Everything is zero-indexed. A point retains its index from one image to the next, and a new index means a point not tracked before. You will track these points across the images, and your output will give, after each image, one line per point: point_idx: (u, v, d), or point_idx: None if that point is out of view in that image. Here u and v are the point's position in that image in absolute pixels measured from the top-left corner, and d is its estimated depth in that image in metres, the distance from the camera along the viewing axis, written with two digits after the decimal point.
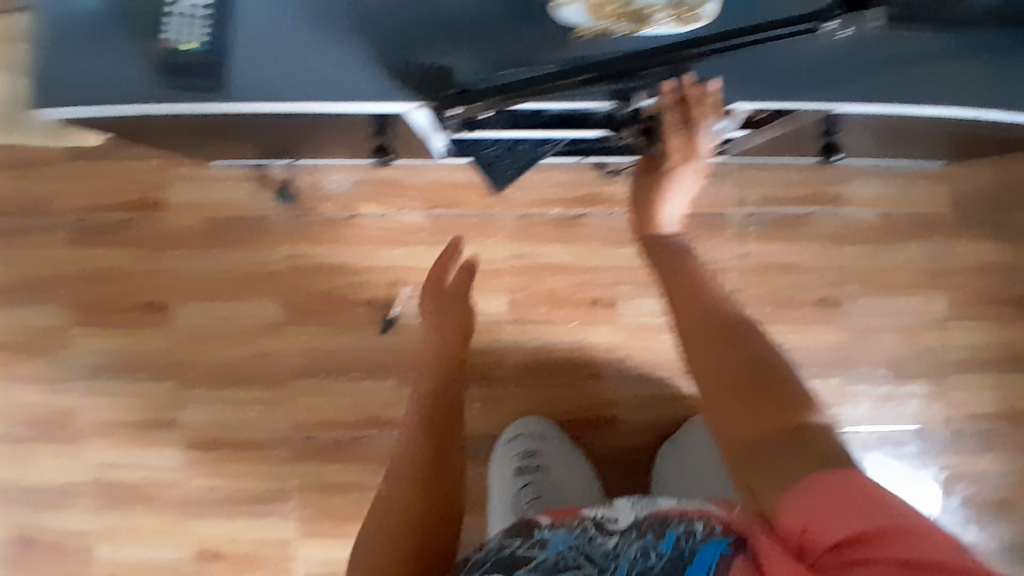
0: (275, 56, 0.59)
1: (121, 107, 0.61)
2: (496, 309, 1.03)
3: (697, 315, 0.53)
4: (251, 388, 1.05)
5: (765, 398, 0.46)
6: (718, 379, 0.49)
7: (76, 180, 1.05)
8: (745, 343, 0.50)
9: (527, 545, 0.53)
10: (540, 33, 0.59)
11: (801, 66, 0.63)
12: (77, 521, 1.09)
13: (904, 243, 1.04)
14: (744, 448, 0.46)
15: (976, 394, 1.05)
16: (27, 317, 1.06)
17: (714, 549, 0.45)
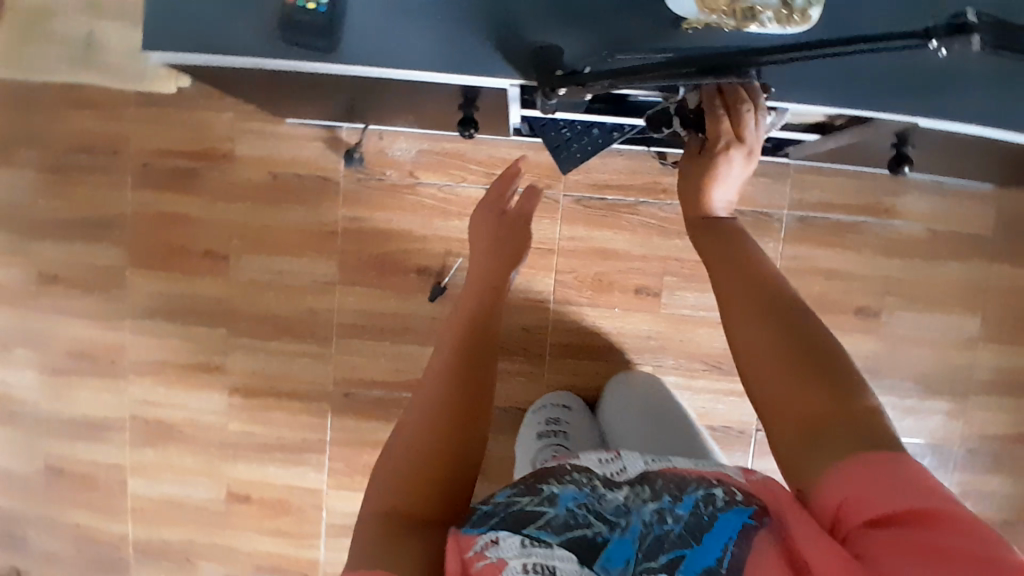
0: (389, 23, 0.63)
1: (237, 57, 0.64)
2: (543, 288, 1.05)
3: (750, 293, 0.51)
4: (298, 341, 1.08)
5: (826, 380, 0.44)
6: (765, 355, 0.47)
7: (147, 124, 1.08)
8: (801, 326, 0.48)
9: (536, 500, 0.50)
10: (642, 22, 0.62)
11: (882, 75, 0.64)
12: (115, 453, 1.14)
13: (947, 261, 1.06)
14: (801, 429, 0.44)
15: (997, 416, 1.08)
16: (88, 255, 1.10)
17: (736, 519, 0.43)
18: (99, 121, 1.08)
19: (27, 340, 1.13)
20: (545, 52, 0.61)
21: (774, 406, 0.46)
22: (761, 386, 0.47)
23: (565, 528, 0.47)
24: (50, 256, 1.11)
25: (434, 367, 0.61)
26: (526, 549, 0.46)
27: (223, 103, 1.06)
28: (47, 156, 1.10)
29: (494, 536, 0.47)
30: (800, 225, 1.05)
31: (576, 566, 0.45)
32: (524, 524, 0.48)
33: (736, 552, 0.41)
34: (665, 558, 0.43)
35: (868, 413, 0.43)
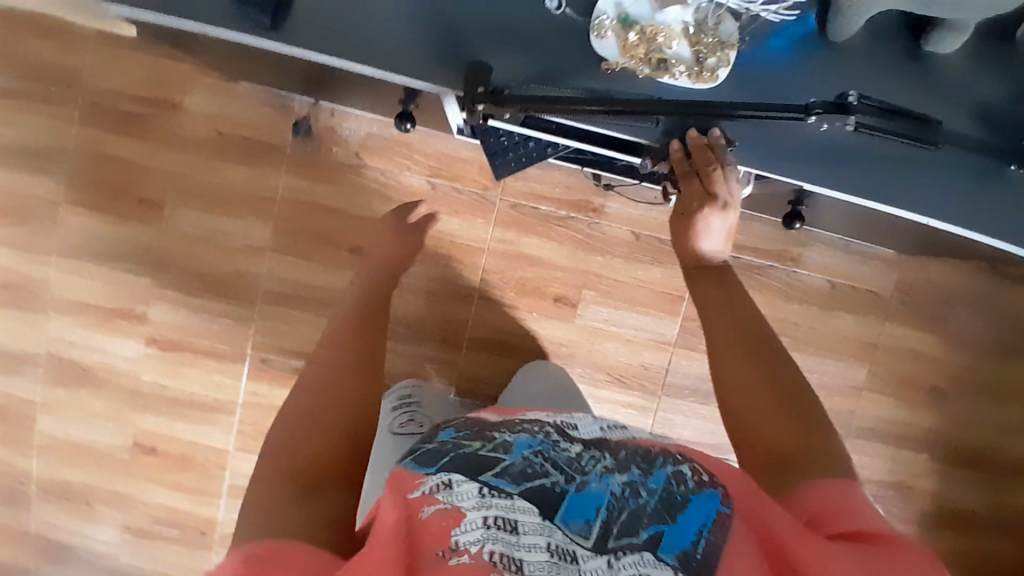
0: (338, 18, 0.67)
1: (184, 21, 0.67)
2: (469, 284, 1.10)
3: (737, 334, 0.58)
4: (222, 301, 1.10)
5: (796, 416, 0.54)
6: (755, 392, 0.55)
7: (101, 64, 1.08)
8: (784, 369, 0.56)
9: (490, 446, 0.53)
10: (571, 59, 0.67)
11: (780, 144, 0.73)
12: (23, 388, 1.14)
13: (844, 313, 1.15)
14: (776, 457, 0.53)
15: (869, 460, 1.18)
16: (23, 186, 1.10)
17: (708, 503, 0.48)
18: (51, 52, 1.07)
19: None
20: (472, 68, 0.65)
21: (754, 435, 0.54)
22: (742, 423, 0.55)
23: (525, 478, 0.49)
24: None
25: (329, 357, 0.60)
26: (484, 499, 0.47)
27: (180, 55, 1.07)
28: None
29: (446, 480, 0.48)
30: None
31: (537, 519, 0.46)
32: (481, 471, 0.49)
33: (712, 538, 0.45)
34: (645, 533, 0.46)
35: (829, 444, 0.52)
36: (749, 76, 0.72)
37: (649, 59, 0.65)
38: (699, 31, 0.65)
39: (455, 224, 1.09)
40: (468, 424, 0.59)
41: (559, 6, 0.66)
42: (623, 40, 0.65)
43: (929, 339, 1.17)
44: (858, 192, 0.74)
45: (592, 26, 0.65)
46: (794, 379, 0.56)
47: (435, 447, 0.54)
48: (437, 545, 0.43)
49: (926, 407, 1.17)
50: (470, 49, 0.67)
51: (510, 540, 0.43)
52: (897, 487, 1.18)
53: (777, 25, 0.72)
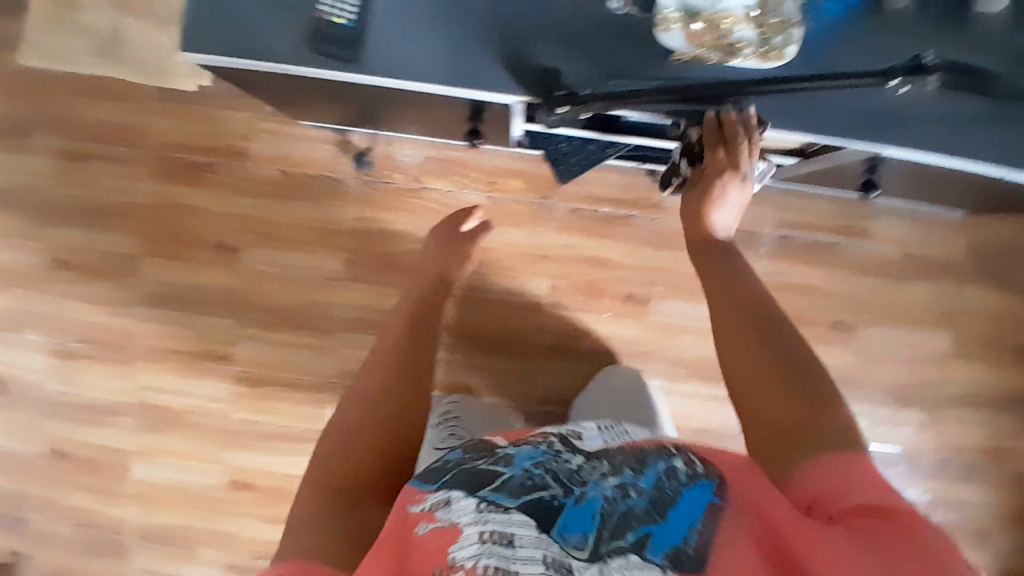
0: (408, 41, 0.69)
1: (265, 63, 0.70)
2: (538, 292, 1.11)
3: (745, 314, 0.55)
4: (301, 334, 1.13)
5: (799, 387, 0.51)
6: (757, 370, 0.52)
7: (166, 120, 1.13)
8: (787, 341, 0.53)
9: (492, 460, 0.54)
10: (642, 54, 0.69)
11: (852, 111, 0.70)
12: (119, 438, 1.18)
13: (919, 283, 1.13)
14: (775, 435, 0.50)
15: (963, 429, 1.15)
16: (102, 243, 1.15)
17: (700, 495, 0.49)
18: (120, 115, 1.13)
19: (37, 325, 1.16)
20: (540, 76, 0.68)
21: (756, 413, 0.51)
22: (745, 401, 0.52)
23: (522, 492, 0.50)
24: (64, 242, 1.15)
25: (374, 374, 0.66)
26: (482, 514, 0.48)
27: (241, 103, 1.12)
28: (66, 145, 1.14)
29: (446, 498, 0.50)
30: (781, 244, 1.10)
31: (535, 532, 0.47)
32: (481, 487, 0.51)
33: (702, 531, 0.46)
34: (632, 535, 0.47)
35: (836, 420, 0.49)
36: (808, 47, 0.69)
37: (717, 45, 0.66)
38: (763, 14, 0.66)
39: (518, 235, 1.11)
40: (471, 442, 0.60)
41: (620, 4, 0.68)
42: (688, 30, 0.67)
43: (1010, 299, 1.14)
44: (936, 151, 0.70)
45: (656, 21, 0.67)
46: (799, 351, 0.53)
47: (444, 465, 0.56)
48: (435, 564, 0.45)
49: (1016, 369, 1.14)
50: (535, 58, 0.68)
51: (506, 554, 0.45)
52: (995, 453, 1.15)
53: None
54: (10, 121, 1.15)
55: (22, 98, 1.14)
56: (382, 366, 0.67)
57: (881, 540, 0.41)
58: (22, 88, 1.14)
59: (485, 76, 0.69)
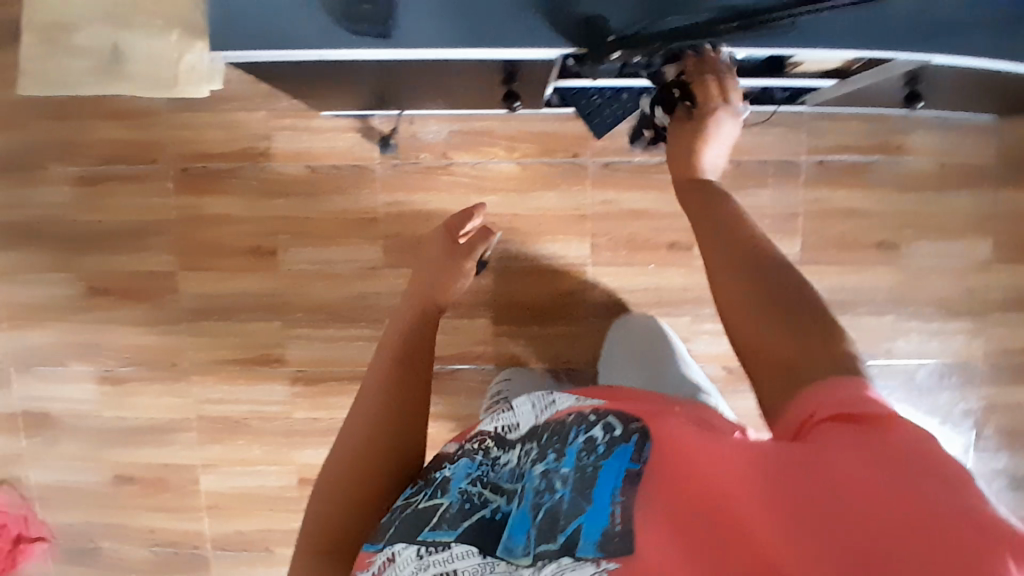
0: (439, 7, 0.67)
1: (297, 49, 0.69)
2: (580, 253, 1.11)
3: (740, 254, 0.54)
4: (351, 326, 1.13)
5: (819, 343, 0.47)
6: (757, 304, 0.51)
7: (182, 131, 1.10)
8: (782, 275, 0.52)
9: (432, 493, 0.59)
10: None
11: (909, 17, 0.65)
12: (183, 454, 1.18)
13: (958, 191, 1.12)
14: (779, 369, 0.47)
15: (1014, 331, 1.15)
16: (135, 264, 1.13)
17: (619, 469, 0.47)
18: (132, 132, 1.11)
19: (84, 354, 1.16)
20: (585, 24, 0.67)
21: (755, 349, 0.50)
22: (747, 338, 0.51)
23: (460, 521, 0.55)
24: (97, 269, 1.14)
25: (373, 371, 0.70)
26: (423, 560, 0.54)
27: (255, 103, 1.09)
28: (84, 170, 1.12)
29: (391, 554, 0.55)
30: (820, 168, 1.10)
31: (477, 559, 0.51)
32: (421, 529, 0.56)
33: (624, 502, 0.45)
34: (561, 537, 0.47)
35: (838, 349, 0.47)
36: None
37: None
38: None
39: (553, 197, 1.09)
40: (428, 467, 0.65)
41: None
42: None
43: None
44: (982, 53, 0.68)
45: None
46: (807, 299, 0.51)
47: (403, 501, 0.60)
48: None
49: None
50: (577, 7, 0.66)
51: None
52: None
53: None
54: (25, 153, 1.13)
55: (32, 128, 1.12)
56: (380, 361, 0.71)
57: (838, 477, 0.37)
58: (30, 117, 1.12)
59: (523, 32, 0.67)
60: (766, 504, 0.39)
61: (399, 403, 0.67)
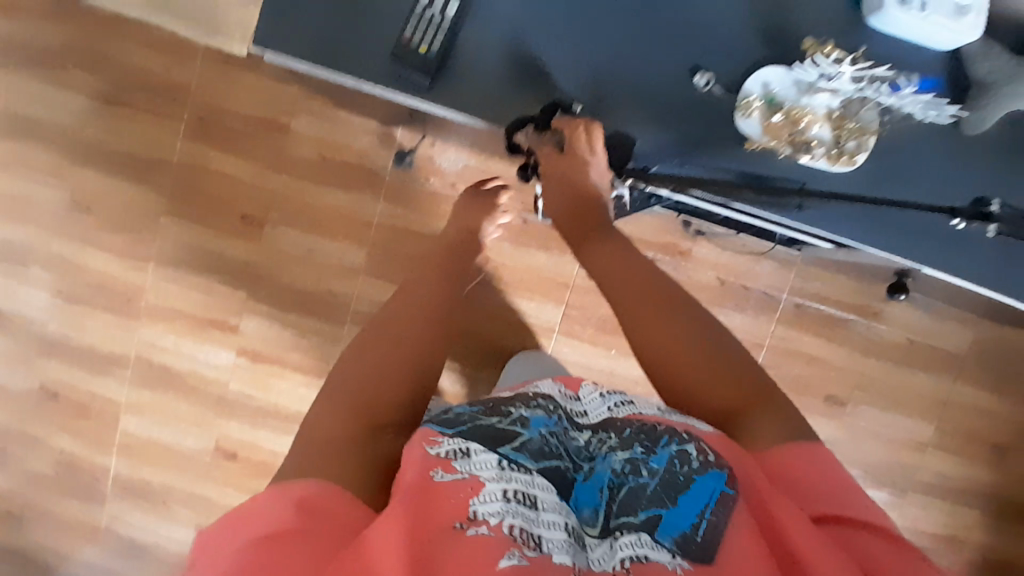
0: (487, 82, 0.70)
1: (341, 75, 0.71)
2: (551, 317, 1.13)
3: (655, 290, 0.64)
4: (314, 318, 1.13)
5: (741, 379, 0.58)
6: (687, 349, 0.60)
7: (210, 81, 1.10)
8: (696, 318, 0.62)
9: (509, 421, 0.56)
10: (722, 135, 0.71)
11: (892, 224, 0.70)
12: (112, 388, 1.17)
13: (915, 370, 1.17)
14: (721, 421, 0.58)
15: (927, 514, 1.20)
16: (125, 194, 1.13)
17: (713, 483, 0.50)
18: (161, 66, 1.10)
19: (48, 263, 1.15)
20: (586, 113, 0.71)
21: (696, 396, 0.59)
22: (687, 388, 0.60)
23: (540, 457, 0.53)
24: (87, 185, 1.13)
25: (403, 316, 0.63)
26: (504, 473, 0.49)
27: (289, 78, 1.09)
28: (102, 88, 1.11)
29: (467, 449, 0.51)
30: (796, 311, 1.12)
31: (554, 499, 0.50)
32: (500, 445, 0.53)
33: (713, 520, 0.48)
34: (643, 514, 0.50)
35: (765, 387, 0.58)
36: (876, 166, 0.71)
37: (792, 140, 0.69)
38: (841, 117, 0.70)
39: (543, 259, 1.11)
40: (480, 399, 0.62)
41: (707, 83, 0.70)
42: (767, 120, 0.69)
43: (998, 400, 1.18)
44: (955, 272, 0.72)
45: (739, 105, 0.69)
46: (733, 348, 0.61)
47: (449, 418, 0.57)
48: (456, 510, 0.45)
49: (987, 467, 1.20)
50: (607, 122, 0.71)
51: (530, 516, 0.46)
52: (951, 540, 1.20)
53: (921, 124, 0.71)
54: (50, 53, 1.11)
55: (65, 30, 1.11)
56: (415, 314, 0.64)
57: (872, 562, 0.46)
58: (66, 20, 1.11)
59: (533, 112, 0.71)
60: (809, 529, 0.47)
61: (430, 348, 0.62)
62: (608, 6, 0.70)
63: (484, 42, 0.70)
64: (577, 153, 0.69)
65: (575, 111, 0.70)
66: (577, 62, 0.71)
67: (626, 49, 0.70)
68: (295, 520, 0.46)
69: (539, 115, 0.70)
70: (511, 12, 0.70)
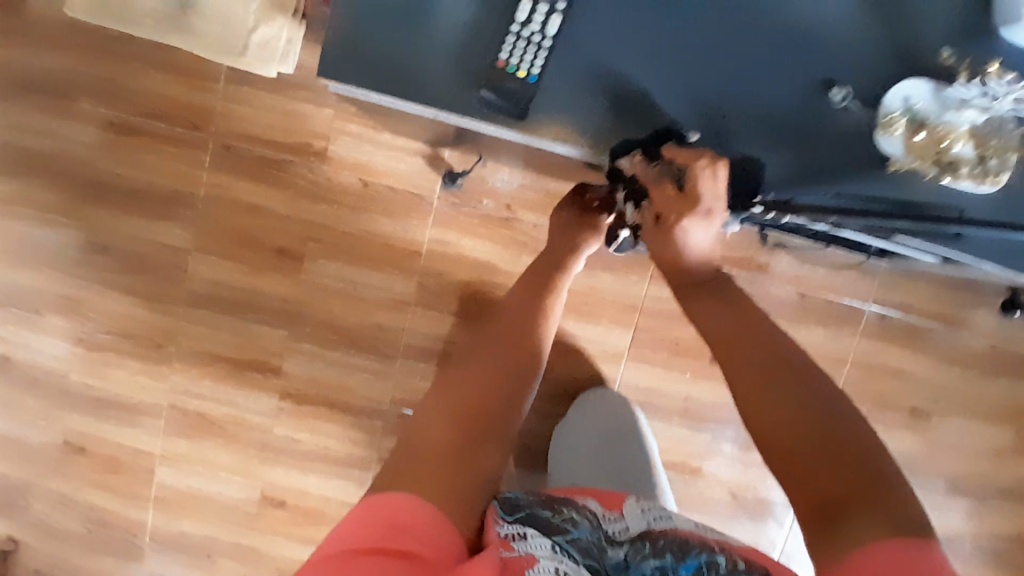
0: (591, 106, 0.63)
1: (422, 105, 0.63)
2: (619, 342, 1.05)
3: (760, 357, 0.58)
4: (362, 355, 1.05)
5: (857, 467, 0.51)
6: (795, 432, 0.53)
7: (235, 104, 1.00)
8: (801, 387, 0.55)
9: (561, 517, 0.58)
10: (861, 158, 0.64)
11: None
12: (144, 439, 1.08)
13: (1003, 379, 1.09)
14: (820, 517, 0.50)
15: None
16: (146, 231, 1.03)
17: None
18: (182, 90, 1.00)
19: (66, 309, 1.05)
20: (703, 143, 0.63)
21: (805, 485, 0.52)
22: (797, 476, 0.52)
23: (584, 552, 0.55)
24: (105, 224, 1.03)
25: (516, 327, 0.76)
26: (553, 553, 0.54)
27: (323, 97, 1.00)
28: (113, 115, 1.01)
29: (522, 531, 0.55)
30: (879, 323, 1.06)
31: None
32: (553, 534, 0.56)
33: None
34: None
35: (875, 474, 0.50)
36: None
37: (938, 160, 0.62)
38: (988, 132, 0.62)
39: (609, 280, 1.03)
40: (534, 492, 0.64)
41: (845, 99, 0.62)
42: (911, 139, 0.62)
43: None
44: None
45: (879, 123, 0.62)
46: (848, 434, 0.52)
47: (509, 502, 0.59)
48: None
49: None
50: (727, 144, 0.64)
51: None
52: None
53: None
54: (53, 80, 1.01)
55: (74, 56, 1.00)
56: (517, 332, 0.75)
57: None
58: (73, 43, 1.00)
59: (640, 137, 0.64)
60: None
61: (522, 349, 0.73)
62: (730, 15, 0.62)
63: (588, 62, 0.62)
64: (700, 197, 0.63)
65: (690, 140, 0.63)
66: (697, 80, 0.63)
67: (750, 63, 0.62)
68: (389, 538, 0.49)
69: (648, 140, 0.64)
70: (618, 24, 0.62)
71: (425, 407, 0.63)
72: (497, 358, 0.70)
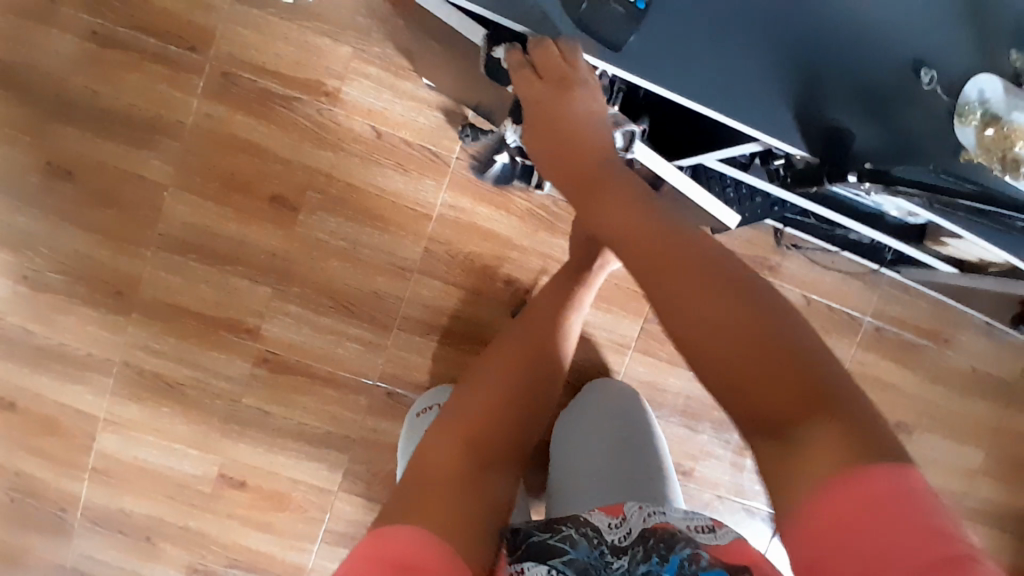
0: (694, 48, 0.60)
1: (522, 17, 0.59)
2: (627, 331, 1.02)
3: (707, 268, 0.45)
4: (354, 322, 0.96)
5: (841, 414, 0.39)
6: (759, 365, 0.42)
7: (243, 30, 0.91)
8: (758, 306, 0.44)
9: (560, 536, 0.51)
10: (941, 143, 0.63)
11: None
12: (87, 400, 0.94)
13: (978, 399, 1.12)
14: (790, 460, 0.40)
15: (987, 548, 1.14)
16: (118, 161, 0.91)
17: None
18: (181, 8, 0.90)
19: (10, 242, 0.91)
20: (802, 105, 0.61)
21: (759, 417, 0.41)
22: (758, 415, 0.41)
23: None
24: (70, 147, 0.90)
25: (526, 336, 0.69)
26: None
27: (343, 35, 0.92)
28: (97, 25, 0.89)
29: (519, 565, 0.48)
30: (875, 334, 1.07)
31: None
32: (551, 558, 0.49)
33: None
34: None
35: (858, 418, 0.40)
36: None
37: (1005, 157, 0.62)
38: None
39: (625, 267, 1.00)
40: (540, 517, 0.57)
41: (931, 81, 0.63)
42: (982, 134, 0.63)
43: None
44: None
45: (958, 111, 0.63)
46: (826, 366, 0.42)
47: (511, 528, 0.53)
48: None
49: None
50: (824, 111, 0.61)
51: None
52: None
53: None
54: None
55: None
56: (520, 345, 0.67)
57: None
58: None
59: (744, 90, 0.60)
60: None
61: (532, 364, 0.65)
62: None
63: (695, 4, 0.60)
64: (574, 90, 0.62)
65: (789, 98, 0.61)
66: (801, 38, 0.61)
67: (852, 34, 0.62)
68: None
69: None
70: None
71: (433, 427, 0.56)
72: (510, 379, 0.62)
